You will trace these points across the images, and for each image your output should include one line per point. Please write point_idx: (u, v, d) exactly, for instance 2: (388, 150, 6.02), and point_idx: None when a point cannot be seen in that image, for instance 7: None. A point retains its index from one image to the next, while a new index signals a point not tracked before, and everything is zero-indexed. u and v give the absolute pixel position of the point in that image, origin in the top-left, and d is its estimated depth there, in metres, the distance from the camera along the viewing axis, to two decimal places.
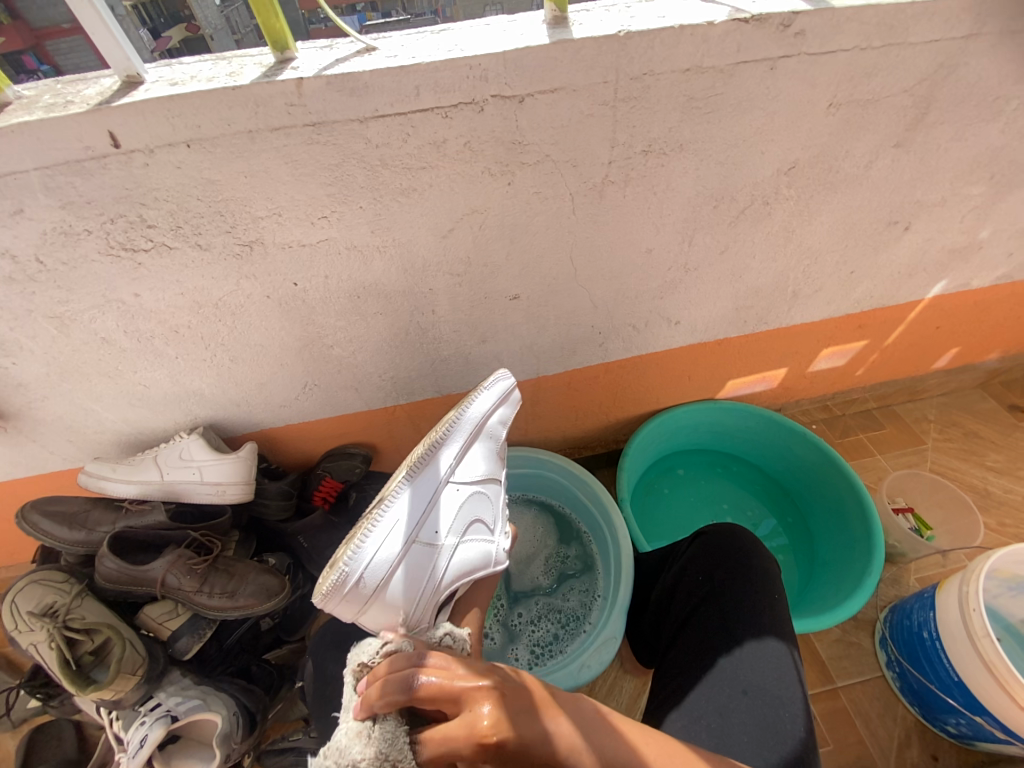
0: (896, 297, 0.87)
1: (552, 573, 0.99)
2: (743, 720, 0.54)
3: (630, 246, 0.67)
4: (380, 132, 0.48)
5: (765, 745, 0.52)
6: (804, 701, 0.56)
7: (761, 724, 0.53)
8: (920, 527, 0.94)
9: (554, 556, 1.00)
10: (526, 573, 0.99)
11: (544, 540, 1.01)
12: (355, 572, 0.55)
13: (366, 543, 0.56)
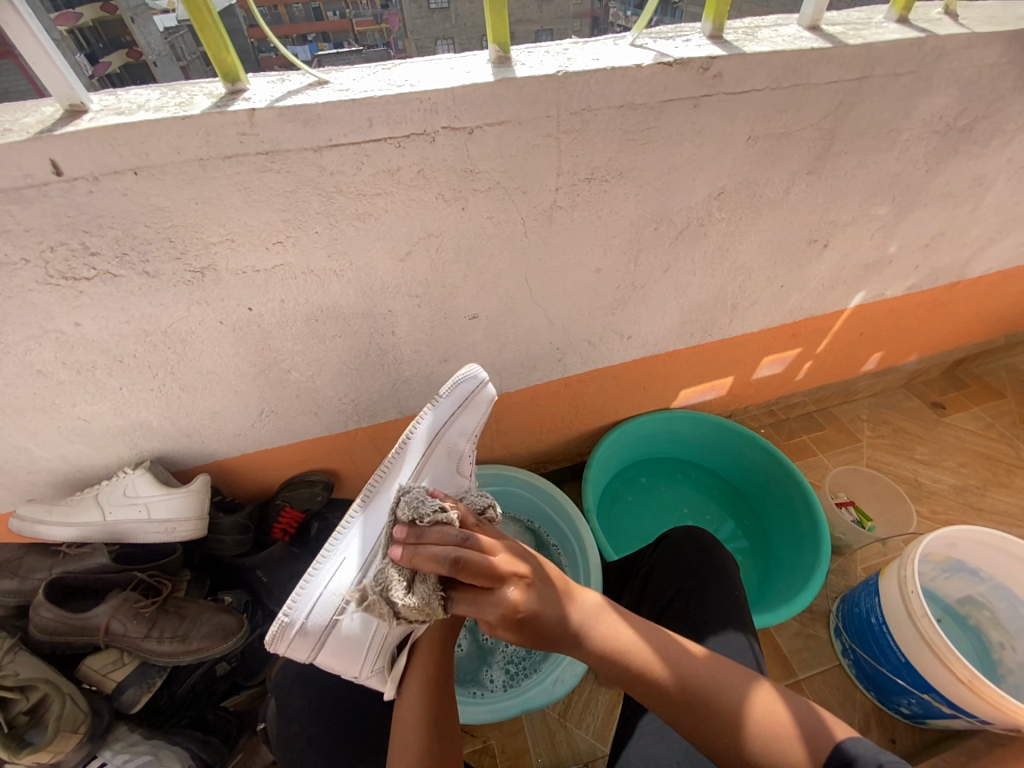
0: (823, 307, 0.96)
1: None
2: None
3: (580, 266, 0.70)
4: (335, 160, 0.50)
5: None
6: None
7: None
8: (862, 518, 1.00)
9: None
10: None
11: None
12: (300, 615, 0.57)
13: (315, 581, 0.59)
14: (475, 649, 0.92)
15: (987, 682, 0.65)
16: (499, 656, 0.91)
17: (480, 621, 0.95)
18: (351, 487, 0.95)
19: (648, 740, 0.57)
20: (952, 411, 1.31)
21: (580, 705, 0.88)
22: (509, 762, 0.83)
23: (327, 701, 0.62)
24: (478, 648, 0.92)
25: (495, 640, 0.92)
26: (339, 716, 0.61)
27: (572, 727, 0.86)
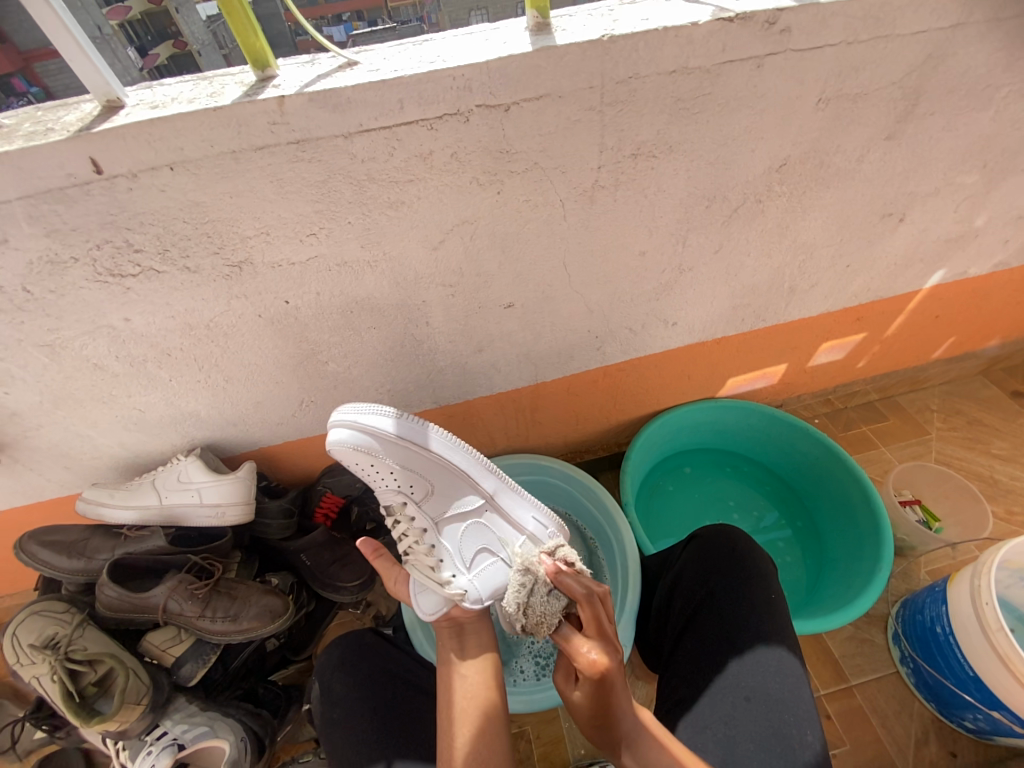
0: (894, 288, 0.87)
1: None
2: (750, 728, 0.54)
3: (624, 250, 0.66)
4: (366, 146, 0.48)
5: (775, 754, 0.52)
6: (812, 708, 0.55)
7: (768, 730, 0.53)
8: (928, 518, 0.94)
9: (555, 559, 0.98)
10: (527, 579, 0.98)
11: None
12: None
13: None
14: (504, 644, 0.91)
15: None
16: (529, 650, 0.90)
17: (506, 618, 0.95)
18: None
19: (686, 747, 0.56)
20: None
21: None
22: (544, 750, 0.84)
23: (364, 689, 0.63)
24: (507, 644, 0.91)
25: (522, 634, 0.92)
26: (377, 701, 0.62)
27: None
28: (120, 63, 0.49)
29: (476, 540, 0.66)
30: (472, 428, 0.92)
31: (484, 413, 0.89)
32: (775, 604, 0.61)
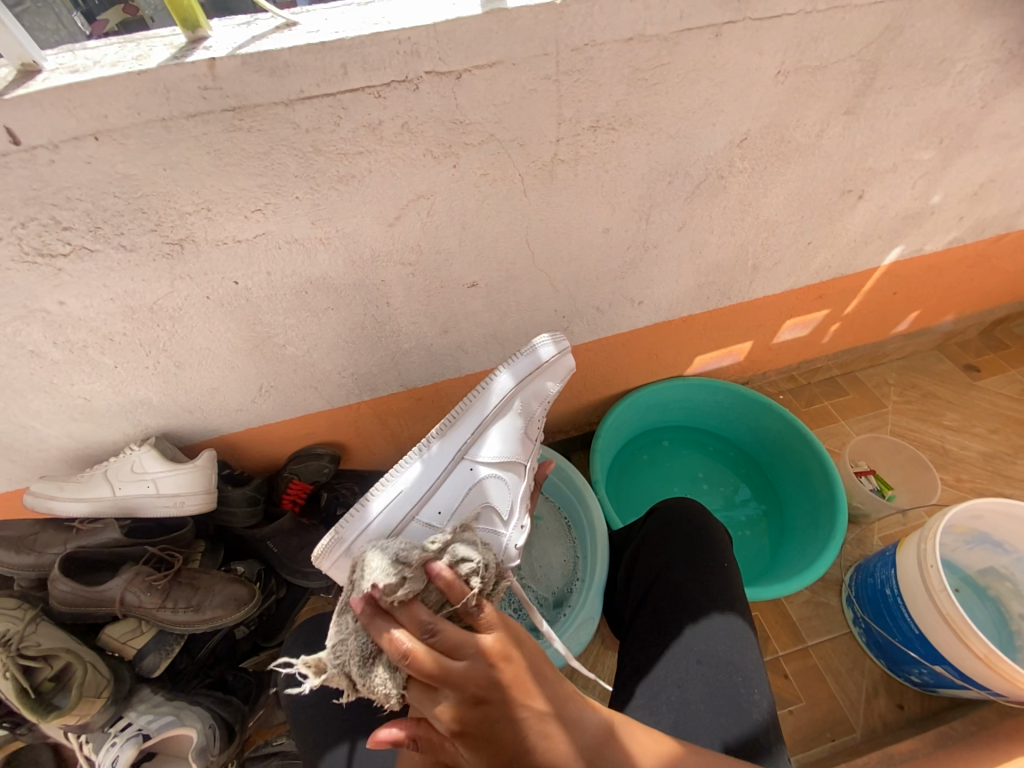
0: (854, 265, 0.88)
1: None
2: (701, 690, 0.56)
3: (589, 228, 0.65)
4: (309, 115, 0.45)
5: (723, 713, 0.54)
6: (760, 669, 0.58)
7: (719, 692, 0.56)
8: (881, 487, 0.98)
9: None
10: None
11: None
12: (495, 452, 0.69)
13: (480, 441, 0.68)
14: None
15: (1005, 659, 0.63)
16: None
17: None
18: (359, 459, 0.95)
19: (639, 713, 0.58)
20: (988, 375, 1.23)
21: (589, 668, 0.90)
22: None
23: (331, 672, 0.63)
24: None
25: None
26: (345, 685, 0.62)
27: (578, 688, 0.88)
28: (64, 26, 0.46)
29: (492, 500, 0.68)
30: (442, 409, 0.91)
31: (452, 395, 0.88)
32: (728, 571, 0.64)
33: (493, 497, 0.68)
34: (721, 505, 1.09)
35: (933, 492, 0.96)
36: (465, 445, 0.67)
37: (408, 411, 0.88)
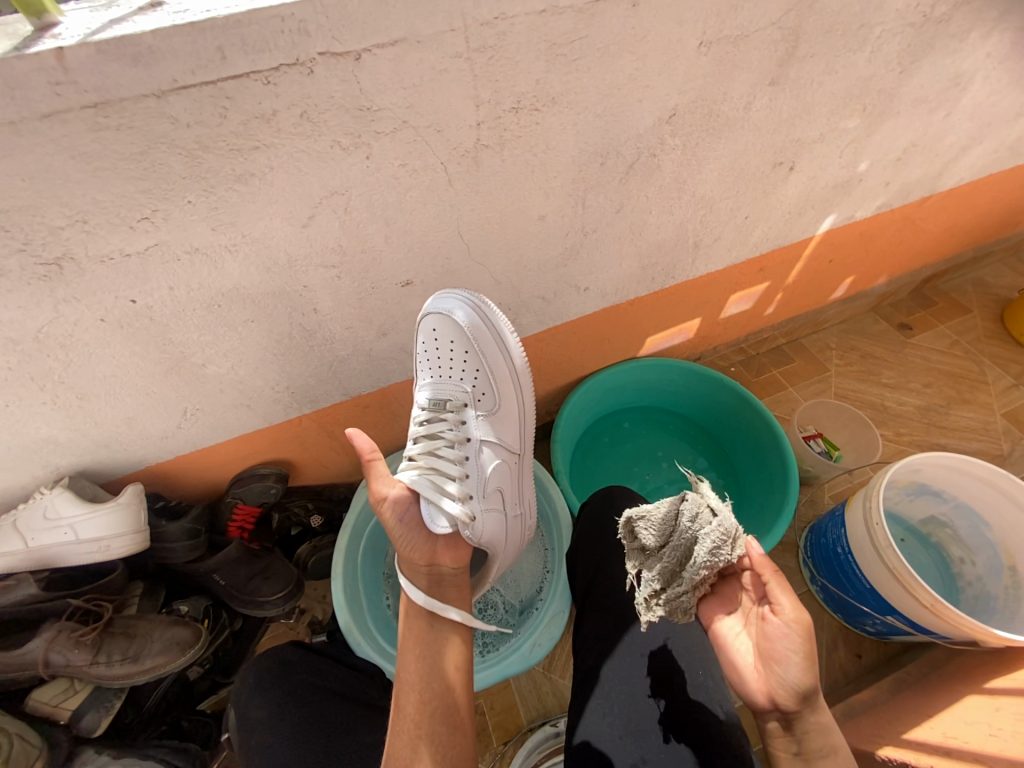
0: (791, 236, 0.89)
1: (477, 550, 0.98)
2: (646, 681, 0.59)
3: (524, 215, 0.62)
4: (188, 107, 0.40)
5: (668, 699, 0.58)
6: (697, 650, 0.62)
7: (661, 680, 0.59)
8: (829, 448, 1.01)
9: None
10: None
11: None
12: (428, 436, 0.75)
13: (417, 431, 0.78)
14: None
15: (947, 605, 0.66)
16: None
17: None
18: (310, 475, 0.90)
19: (592, 717, 0.60)
20: (920, 332, 1.30)
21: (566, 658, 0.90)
22: (499, 719, 0.85)
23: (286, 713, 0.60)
24: None
25: None
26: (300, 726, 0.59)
27: (556, 679, 0.88)
28: None
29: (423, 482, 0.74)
30: (392, 415, 0.87)
31: (402, 398, 0.84)
32: None
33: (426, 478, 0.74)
34: (680, 481, 1.10)
35: (876, 447, 0.99)
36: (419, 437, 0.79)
37: (355, 419, 0.84)
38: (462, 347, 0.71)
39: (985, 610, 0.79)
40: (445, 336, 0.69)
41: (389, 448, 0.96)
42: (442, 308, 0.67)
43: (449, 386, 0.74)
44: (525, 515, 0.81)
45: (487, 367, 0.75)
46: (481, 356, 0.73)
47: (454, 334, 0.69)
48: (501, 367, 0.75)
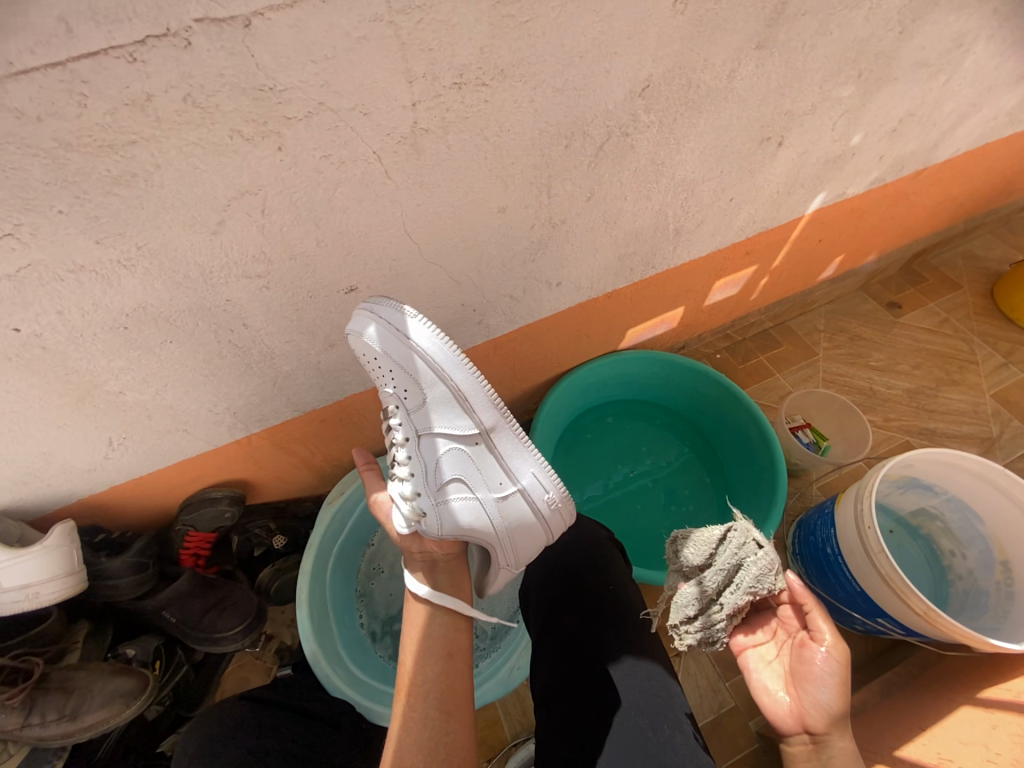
0: (778, 217, 0.83)
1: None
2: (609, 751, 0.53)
3: (482, 208, 0.55)
4: (31, 97, 0.31)
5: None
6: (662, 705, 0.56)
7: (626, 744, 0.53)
8: (816, 440, 0.98)
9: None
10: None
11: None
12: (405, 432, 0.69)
13: None
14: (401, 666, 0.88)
15: (942, 613, 0.63)
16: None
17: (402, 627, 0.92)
18: (270, 492, 0.84)
19: None
20: (909, 310, 1.25)
21: None
22: (480, 735, 0.82)
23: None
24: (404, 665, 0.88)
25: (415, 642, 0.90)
26: None
27: None
28: None
29: None
30: (355, 426, 0.80)
31: (363, 409, 0.77)
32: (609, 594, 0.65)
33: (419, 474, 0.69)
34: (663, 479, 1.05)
35: (865, 442, 0.93)
36: None
37: (310, 435, 0.77)
38: (372, 349, 0.58)
39: (976, 606, 0.77)
40: (361, 354, 0.60)
41: (356, 459, 0.90)
42: (366, 326, 0.56)
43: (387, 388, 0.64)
44: (534, 486, 0.64)
45: (398, 357, 0.59)
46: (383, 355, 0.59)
47: (362, 348, 0.58)
48: (406, 359, 0.59)
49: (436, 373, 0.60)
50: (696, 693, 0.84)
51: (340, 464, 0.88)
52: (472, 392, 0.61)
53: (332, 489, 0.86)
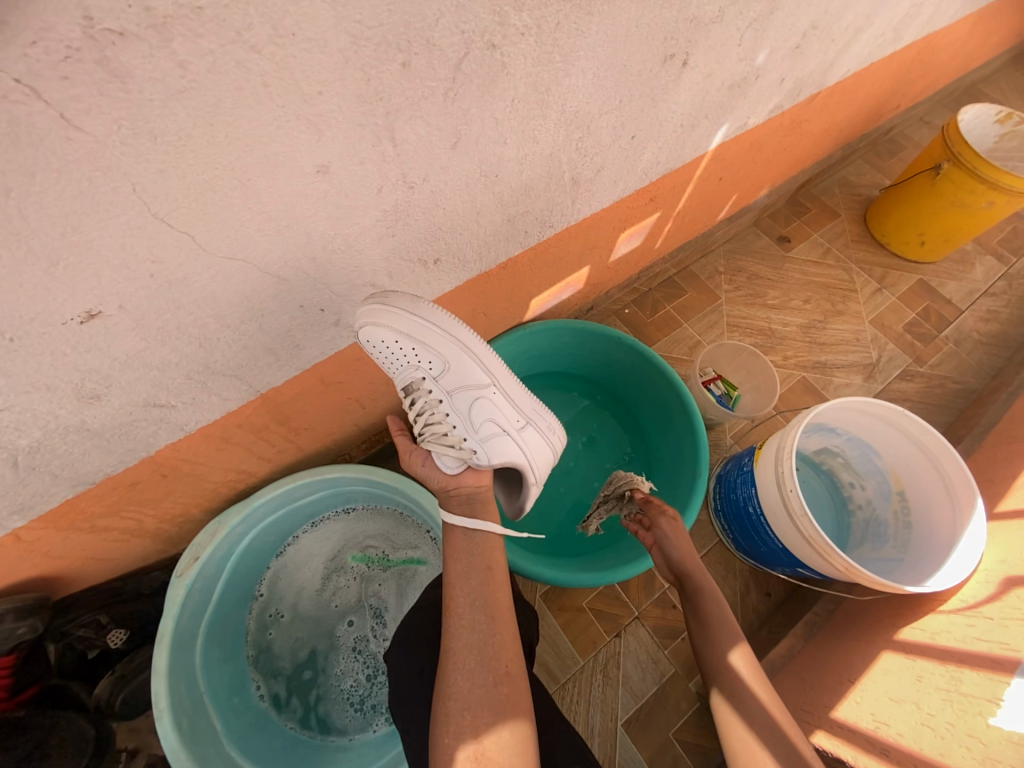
0: (682, 155, 0.72)
1: (368, 587, 0.81)
2: None
3: (295, 174, 0.35)
4: None
5: None
6: None
7: None
8: (728, 390, 0.95)
9: (382, 559, 0.82)
10: (336, 593, 0.80)
11: (362, 534, 0.82)
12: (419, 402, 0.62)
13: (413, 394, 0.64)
14: (314, 718, 0.74)
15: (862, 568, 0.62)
16: (336, 687, 0.76)
17: (310, 670, 0.77)
18: (86, 580, 0.63)
19: None
20: (798, 242, 1.26)
21: None
22: None
23: None
24: (318, 715, 0.75)
25: (327, 685, 0.76)
26: None
27: None
28: None
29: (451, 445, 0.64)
30: (188, 479, 0.60)
31: (193, 457, 0.57)
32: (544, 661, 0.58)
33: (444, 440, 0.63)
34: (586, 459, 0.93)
35: (773, 390, 0.93)
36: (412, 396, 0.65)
37: (116, 504, 0.55)
38: (390, 336, 0.53)
39: (877, 535, 0.80)
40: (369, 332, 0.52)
41: (210, 507, 0.69)
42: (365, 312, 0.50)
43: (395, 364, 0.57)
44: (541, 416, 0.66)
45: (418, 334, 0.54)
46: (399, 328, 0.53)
47: (376, 329, 0.51)
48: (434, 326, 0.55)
49: (448, 333, 0.57)
50: (638, 669, 0.81)
51: (185, 521, 0.67)
52: (477, 345, 0.60)
53: (184, 556, 0.65)
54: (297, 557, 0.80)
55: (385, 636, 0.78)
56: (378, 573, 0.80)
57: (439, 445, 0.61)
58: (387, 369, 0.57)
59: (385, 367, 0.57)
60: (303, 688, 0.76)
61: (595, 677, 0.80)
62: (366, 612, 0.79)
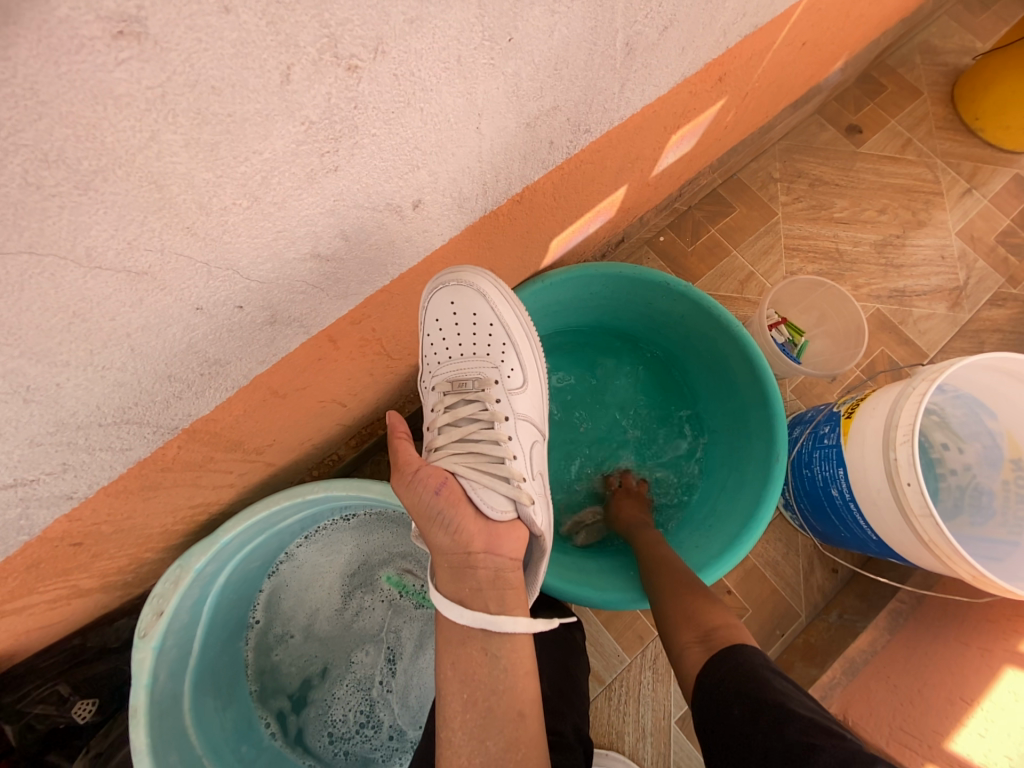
0: (777, 3, 0.47)
1: (394, 618, 0.69)
2: None
3: (69, 46, 0.15)
4: None
5: None
6: None
7: None
8: (794, 336, 0.77)
9: (417, 593, 0.70)
10: (358, 615, 0.69)
11: (396, 552, 0.69)
12: (458, 398, 0.49)
13: (432, 396, 0.51)
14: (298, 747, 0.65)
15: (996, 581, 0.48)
16: (325, 721, 0.65)
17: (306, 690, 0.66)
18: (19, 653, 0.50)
19: None
20: (872, 132, 0.99)
21: None
22: None
23: None
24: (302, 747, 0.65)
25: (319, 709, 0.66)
26: None
27: None
28: None
29: (470, 475, 0.45)
30: (117, 535, 0.44)
31: (110, 515, 0.41)
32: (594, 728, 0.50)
33: (468, 468, 0.46)
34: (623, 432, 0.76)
35: (858, 324, 0.74)
36: (428, 405, 0.51)
37: (18, 586, 0.40)
38: (486, 314, 0.49)
39: (977, 507, 0.66)
40: (473, 304, 0.49)
41: (169, 548, 0.55)
42: (463, 283, 0.47)
43: (476, 341, 0.50)
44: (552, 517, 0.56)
45: (520, 349, 0.51)
46: (505, 335, 0.51)
47: (488, 303, 0.49)
48: (534, 356, 0.53)
49: (539, 371, 0.54)
50: None
51: (137, 569, 0.53)
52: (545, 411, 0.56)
53: (143, 612, 0.51)
54: (307, 569, 0.68)
55: (393, 686, 0.66)
56: (409, 609, 0.68)
57: (476, 471, 0.46)
58: (446, 348, 0.50)
59: (447, 344, 0.50)
60: (297, 704, 0.66)
61: (644, 673, 0.71)
62: (383, 648, 0.68)
